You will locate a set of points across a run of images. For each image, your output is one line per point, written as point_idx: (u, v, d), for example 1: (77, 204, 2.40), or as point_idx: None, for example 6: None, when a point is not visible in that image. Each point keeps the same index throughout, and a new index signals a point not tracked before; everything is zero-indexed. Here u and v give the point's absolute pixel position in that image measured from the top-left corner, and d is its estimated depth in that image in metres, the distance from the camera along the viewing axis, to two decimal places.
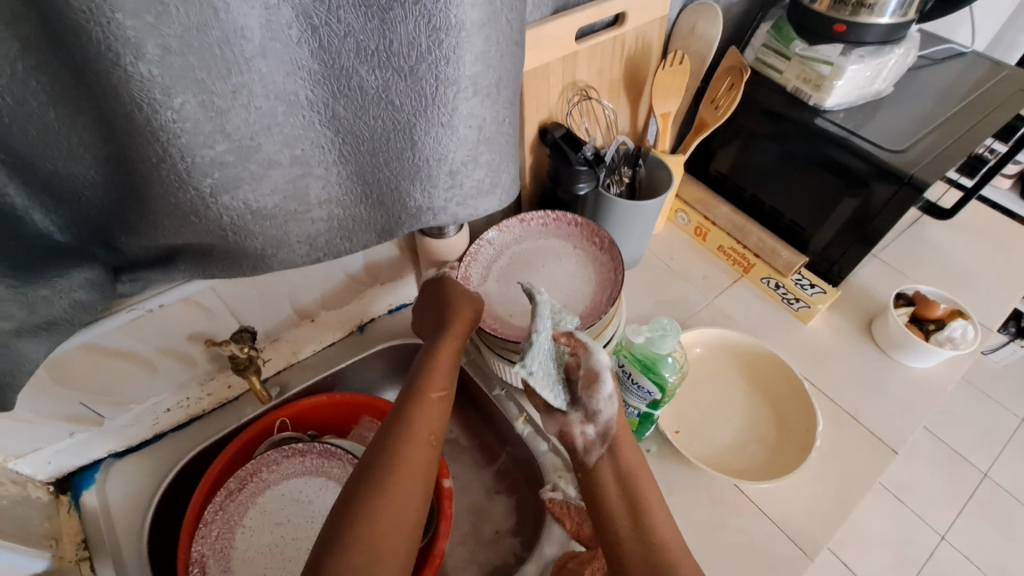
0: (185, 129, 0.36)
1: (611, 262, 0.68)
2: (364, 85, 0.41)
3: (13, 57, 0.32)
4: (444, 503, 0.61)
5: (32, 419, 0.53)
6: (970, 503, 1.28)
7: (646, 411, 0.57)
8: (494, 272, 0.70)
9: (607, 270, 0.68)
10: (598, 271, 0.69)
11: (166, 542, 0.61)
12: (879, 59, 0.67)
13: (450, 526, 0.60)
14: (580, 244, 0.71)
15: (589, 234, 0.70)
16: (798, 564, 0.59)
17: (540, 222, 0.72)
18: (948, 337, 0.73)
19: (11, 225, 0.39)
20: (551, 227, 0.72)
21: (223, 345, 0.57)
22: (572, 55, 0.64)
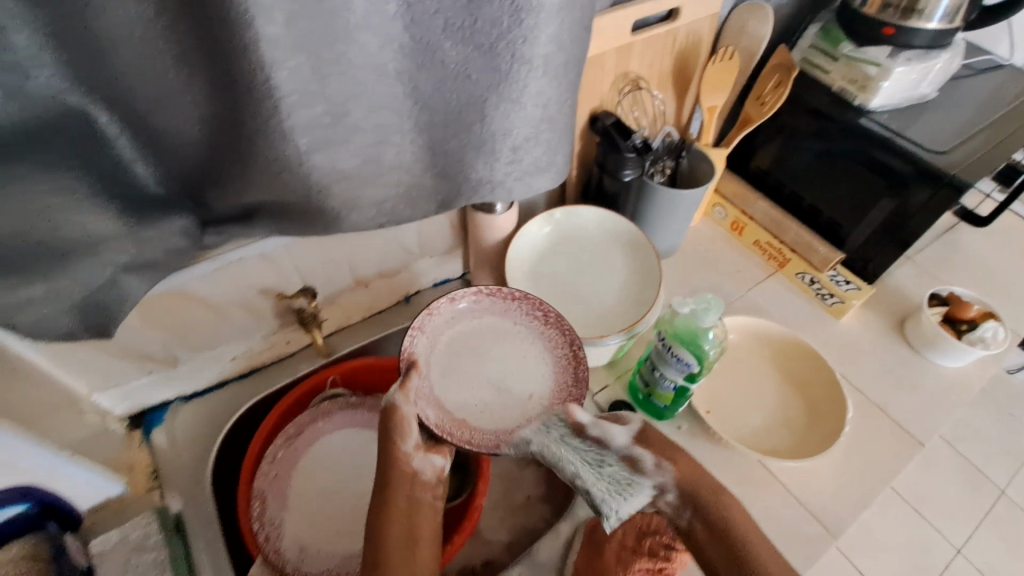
0: (293, 90, 0.40)
1: (564, 328, 0.61)
2: (445, 60, 0.45)
3: (147, 16, 0.36)
4: (483, 464, 0.65)
5: (118, 355, 0.58)
6: (986, 519, 1.25)
7: (683, 385, 0.61)
8: (436, 366, 0.60)
9: (561, 341, 0.61)
10: (550, 342, 0.62)
11: (225, 480, 0.67)
12: (927, 63, 0.69)
13: (488, 486, 0.64)
14: (523, 319, 0.63)
15: (532, 306, 0.63)
16: (821, 542, 0.62)
17: (473, 299, 0.63)
18: (980, 337, 0.75)
19: (118, 175, 0.43)
20: (486, 302, 0.63)
21: (293, 299, 0.64)
22: (627, 46, 0.67)
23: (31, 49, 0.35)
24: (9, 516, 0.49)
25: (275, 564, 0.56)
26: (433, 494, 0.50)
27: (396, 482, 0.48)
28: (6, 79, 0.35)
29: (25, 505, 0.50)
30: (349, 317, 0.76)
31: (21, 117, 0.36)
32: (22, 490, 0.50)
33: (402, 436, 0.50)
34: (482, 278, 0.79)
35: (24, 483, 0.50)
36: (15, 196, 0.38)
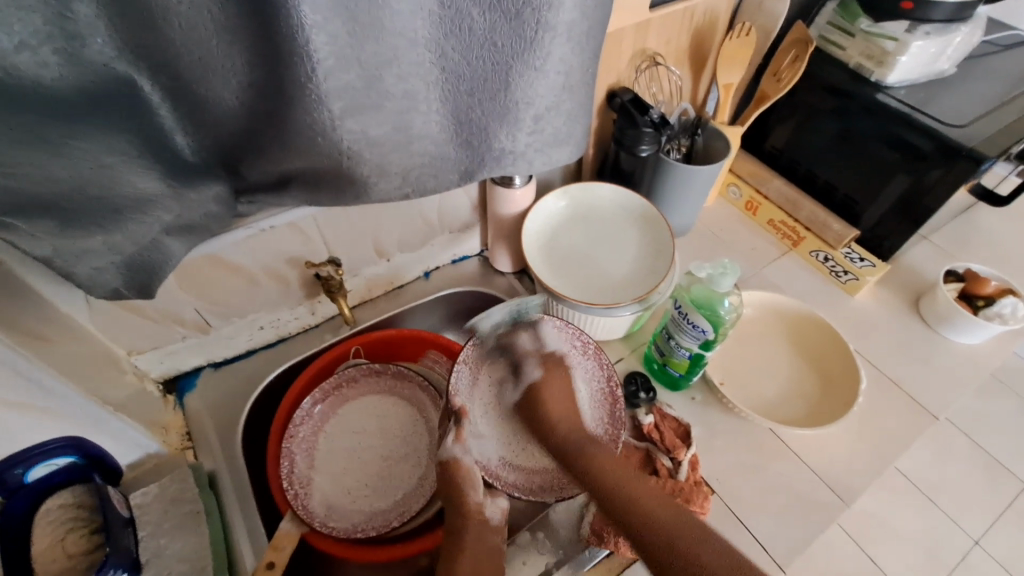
0: (331, 53, 0.42)
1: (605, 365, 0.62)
2: (473, 27, 0.47)
3: None
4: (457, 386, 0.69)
5: (155, 317, 0.61)
6: (1009, 512, 1.21)
7: (698, 352, 0.62)
8: (474, 403, 0.61)
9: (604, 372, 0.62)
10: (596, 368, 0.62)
11: (255, 442, 0.70)
12: (945, 36, 0.69)
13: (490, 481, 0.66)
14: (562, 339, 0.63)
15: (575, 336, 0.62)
16: (835, 507, 0.63)
17: (556, 328, 0.63)
18: (997, 312, 0.75)
19: (158, 143, 0.45)
20: (566, 332, 0.63)
21: (321, 267, 0.66)
22: (646, 22, 0.68)
23: (90, 17, 0.36)
24: (58, 466, 0.53)
25: (306, 518, 0.58)
26: (501, 534, 0.56)
27: (472, 531, 0.55)
28: (64, 44, 0.35)
29: (72, 457, 0.54)
30: (372, 290, 0.79)
31: (77, 82, 0.37)
32: (71, 440, 0.53)
33: (467, 484, 0.56)
34: (501, 253, 0.80)
35: (72, 434, 0.53)
36: (73, 151, 0.39)
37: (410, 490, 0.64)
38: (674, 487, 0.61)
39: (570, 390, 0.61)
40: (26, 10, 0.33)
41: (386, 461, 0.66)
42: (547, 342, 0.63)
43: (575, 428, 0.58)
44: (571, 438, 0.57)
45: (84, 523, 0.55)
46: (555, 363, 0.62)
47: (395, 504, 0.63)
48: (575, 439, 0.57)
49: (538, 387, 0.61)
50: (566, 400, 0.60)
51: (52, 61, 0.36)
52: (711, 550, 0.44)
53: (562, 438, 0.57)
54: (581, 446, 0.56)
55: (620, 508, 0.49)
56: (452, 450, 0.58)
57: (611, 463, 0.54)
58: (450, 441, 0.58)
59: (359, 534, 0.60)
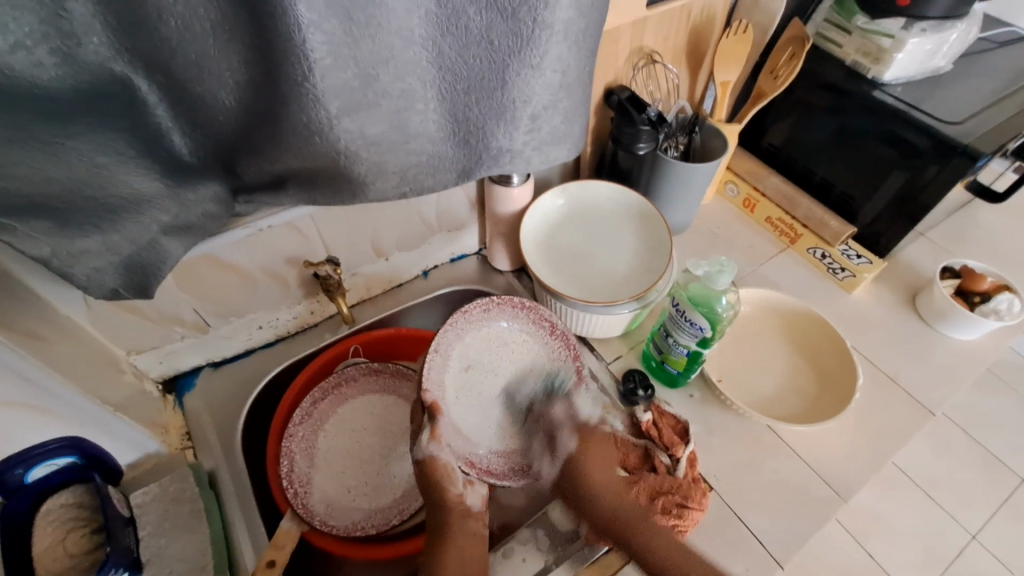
0: (327, 52, 0.42)
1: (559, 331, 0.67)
2: (469, 26, 0.47)
3: None
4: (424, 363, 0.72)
5: (153, 317, 0.61)
6: (1005, 507, 1.22)
7: (696, 349, 0.63)
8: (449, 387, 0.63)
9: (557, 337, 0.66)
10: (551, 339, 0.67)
11: (254, 442, 0.70)
12: (941, 33, 0.69)
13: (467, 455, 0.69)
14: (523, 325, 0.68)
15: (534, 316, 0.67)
16: (832, 503, 0.64)
17: (483, 309, 0.65)
18: (993, 308, 0.76)
19: (156, 143, 0.44)
20: (495, 310, 0.66)
21: (319, 266, 0.66)
22: (643, 20, 0.68)
23: (86, 17, 0.36)
24: (59, 465, 0.53)
25: (306, 516, 0.58)
26: (482, 522, 0.57)
27: (451, 523, 0.55)
28: (61, 44, 0.35)
29: (72, 457, 0.54)
30: (371, 289, 0.79)
31: (73, 81, 0.37)
32: (71, 440, 0.53)
33: (446, 478, 0.56)
34: (499, 252, 0.81)
35: (73, 434, 0.54)
36: (68, 152, 0.39)
37: (409, 488, 0.65)
38: (672, 485, 0.61)
39: (612, 456, 0.64)
40: (19, 8, 0.33)
41: (384, 459, 0.66)
42: (468, 332, 0.65)
43: (615, 498, 0.60)
44: (617, 516, 0.59)
45: (85, 522, 0.55)
46: (595, 440, 0.64)
47: (395, 502, 0.63)
48: (620, 518, 0.59)
49: (576, 458, 0.63)
50: (601, 459, 0.63)
51: (47, 61, 0.36)
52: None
53: (621, 503, 0.60)
54: (621, 531, 0.58)
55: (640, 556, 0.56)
56: (428, 449, 0.55)
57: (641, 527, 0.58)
58: (424, 441, 0.56)
59: (358, 532, 0.60)
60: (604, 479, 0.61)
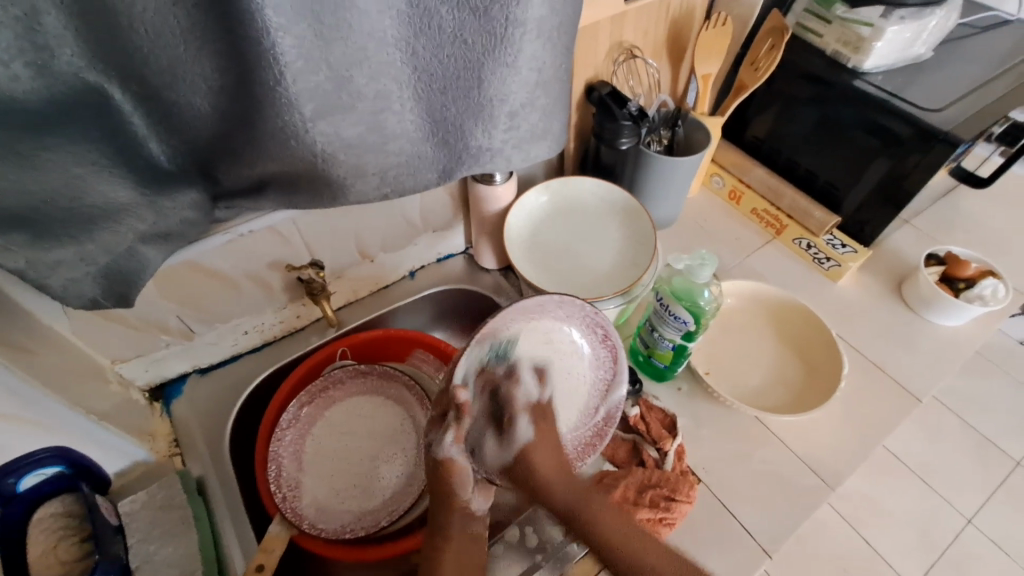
0: (299, 55, 0.42)
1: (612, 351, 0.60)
2: (442, 25, 0.47)
3: None
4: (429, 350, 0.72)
5: (137, 325, 0.61)
6: (1000, 491, 1.22)
7: (681, 343, 0.63)
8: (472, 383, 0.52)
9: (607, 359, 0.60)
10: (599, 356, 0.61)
11: (244, 447, 0.71)
12: (920, 21, 0.69)
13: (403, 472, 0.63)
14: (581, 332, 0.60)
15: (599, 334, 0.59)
16: (820, 492, 0.64)
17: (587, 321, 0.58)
18: (977, 295, 0.76)
19: (132, 151, 0.44)
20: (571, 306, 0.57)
21: (302, 270, 0.66)
22: (621, 15, 0.68)
23: (58, 28, 0.35)
24: (48, 475, 0.53)
25: (295, 521, 0.59)
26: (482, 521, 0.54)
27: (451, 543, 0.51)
28: (34, 56, 0.35)
29: (61, 466, 0.54)
30: (358, 291, 0.79)
31: (49, 94, 0.37)
32: (59, 450, 0.53)
33: (464, 487, 0.51)
34: (485, 250, 0.80)
35: (59, 444, 0.53)
36: (46, 163, 0.39)
37: (397, 489, 0.65)
38: (661, 478, 0.62)
39: (557, 436, 0.56)
40: None
41: (374, 461, 0.66)
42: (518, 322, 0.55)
43: (563, 467, 0.53)
44: (554, 478, 0.52)
45: (75, 531, 0.55)
46: (546, 425, 0.55)
47: (384, 504, 0.63)
48: (558, 489, 0.52)
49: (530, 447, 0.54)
50: (551, 441, 0.55)
51: (24, 74, 0.36)
52: (657, 555, 0.48)
53: (545, 492, 0.52)
54: (569, 492, 0.52)
55: (591, 539, 0.50)
56: (449, 451, 0.49)
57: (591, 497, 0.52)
58: (447, 442, 0.49)
59: (347, 534, 0.60)
60: (544, 462, 0.53)
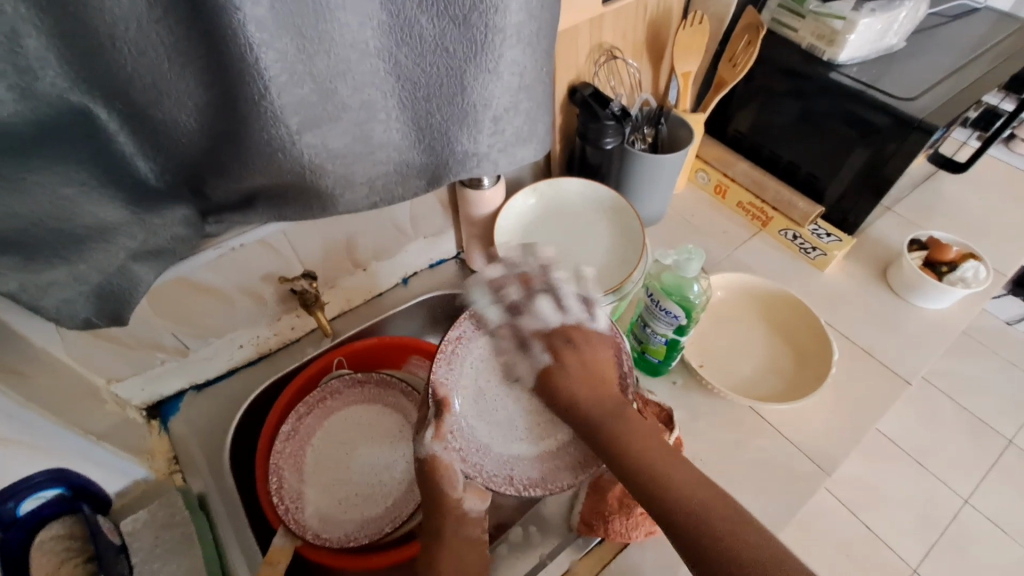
0: (282, 70, 0.42)
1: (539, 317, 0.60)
2: (423, 34, 0.48)
3: (139, 13, 0.37)
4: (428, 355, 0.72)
5: (131, 344, 0.61)
6: (995, 470, 1.24)
7: (673, 337, 0.64)
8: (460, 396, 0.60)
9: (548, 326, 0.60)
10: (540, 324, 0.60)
11: (244, 461, 0.71)
12: (890, 13, 0.71)
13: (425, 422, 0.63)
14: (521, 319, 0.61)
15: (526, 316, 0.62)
16: (816, 477, 0.65)
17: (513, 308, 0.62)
18: (960, 277, 0.78)
19: (120, 170, 0.44)
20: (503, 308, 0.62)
21: (295, 281, 0.67)
22: (600, 17, 0.69)
23: (40, 50, 0.36)
24: (47, 498, 0.53)
25: (299, 532, 0.59)
26: (477, 525, 0.57)
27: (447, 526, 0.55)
28: (17, 80, 0.36)
29: (60, 488, 0.54)
30: (352, 300, 0.80)
31: (32, 115, 0.38)
32: (55, 472, 0.53)
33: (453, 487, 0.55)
34: (476, 254, 0.81)
35: (55, 467, 0.53)
36: (31, 186, 0.39)
37: (399, 495, 0.65)
38: None
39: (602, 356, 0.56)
40: None
41: (374, 469, 0.66)
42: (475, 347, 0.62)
43: (601, 395, 0.53)
44: (585, 407, 0.52)
45: (77, 552, 0.54)
46: (584, 372, 0.54)
47: (387, 510, 0.64)
48: (599, 428, 0.50)
49: (551, 371, 0.56)
50: (583, 373, 0.54)
51: (5, 98, 0.36)
52: (694, 492, 0.45)
53: (579, 408, 0.52)
54: (604, 406, 0.52)
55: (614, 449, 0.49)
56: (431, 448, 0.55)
57: (625, 416, 0.51)
58: (428, 439, 0.55)
59: (351, 543, 0.60)
60: (569, 395, 0.54)
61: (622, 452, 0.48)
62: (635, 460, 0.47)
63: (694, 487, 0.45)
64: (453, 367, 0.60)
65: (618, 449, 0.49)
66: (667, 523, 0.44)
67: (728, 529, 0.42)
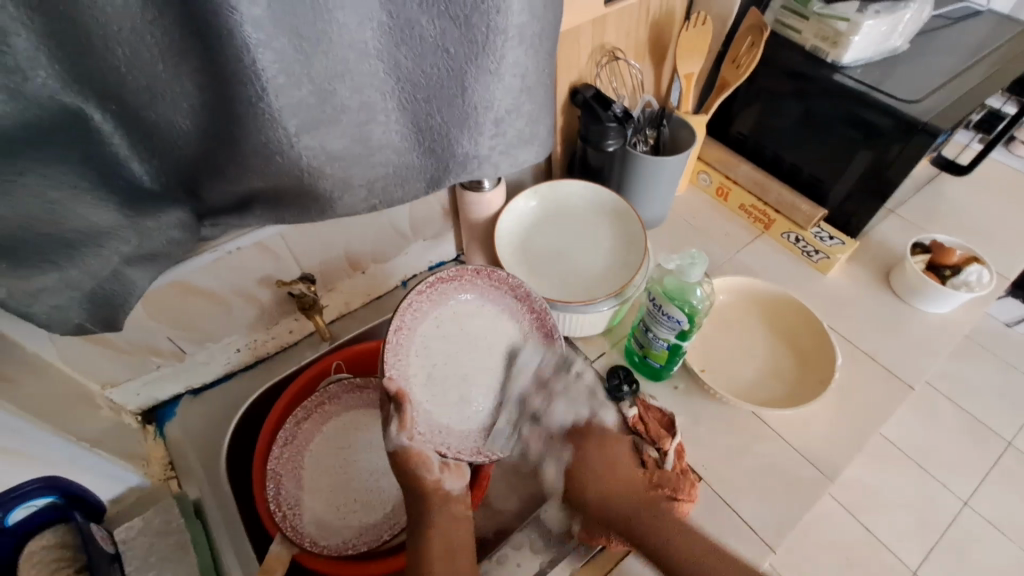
0: (279, 71, 0.41)
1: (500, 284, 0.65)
2: (424, 35, 0.47)
3: (133, 13, 0.36)
4: None
5: (125, 348, 0.60)
6: (994, 471, 1.24)
7: (675, 343, 0.63)
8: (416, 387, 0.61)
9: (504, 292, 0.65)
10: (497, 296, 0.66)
11: (241, 466, 0.70)
12: (895, 14, 0.70)
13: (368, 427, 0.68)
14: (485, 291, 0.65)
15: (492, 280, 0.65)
16: (819, 484, 0.64)
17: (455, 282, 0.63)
18: (964, 281, 0.77)
19: (114, 172, 0.44)
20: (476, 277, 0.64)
21: (292, 285, 0.65)
22: (602, 17, 0.68)
23: (29, 51, 0.35)
24: (37, 507, 0.52)
25: (296, 540, 0.58)
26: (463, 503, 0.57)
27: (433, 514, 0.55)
28: (6, 81, 0.35)
29: (51, 497, 0.53)
30: (350, 303, 0.79)
31: (21, 117, 0.37)
32: (46, 481, 0.53)
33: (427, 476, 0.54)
34: (476, 257, 0.80)
35: (47, 475, 0.53)
36: (22, 190, 0.39)
37: (398, 501, 0.64)
38: (663, 478, 0.61)
39: (614, 454, 0.62)
40: None
41: (373, 475, 0.66)
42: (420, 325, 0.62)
43: (621, 492, 0.59)
44: (613, 512, 0.58)
45: (69, 562, 0.54)
46: (595, 442, 0.64)
47: (386, 517, 0.63)
48: (609, 508, 0.59)
49: (574, 469, 0.63)
50: (603, 472, 0.61)
51: None
52: (677, 535, 0.55)
53: (611, 502, 0.59)
54: (630, 505, 0.58)
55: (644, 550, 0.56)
56: (399, 440, 0.52)
57: (648, 506, 0.58)
58: (394, 432, 0.52)
59: (349, 551, 0.60)
60: (597, 496, 0.60)
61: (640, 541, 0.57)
62: (647, 546, 0.56)
63: (697, 549, 0.54)
64: (401, 357, 0.60)
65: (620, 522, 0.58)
66: (656, 561, 0.55)
67: (717, 574, 0.52)
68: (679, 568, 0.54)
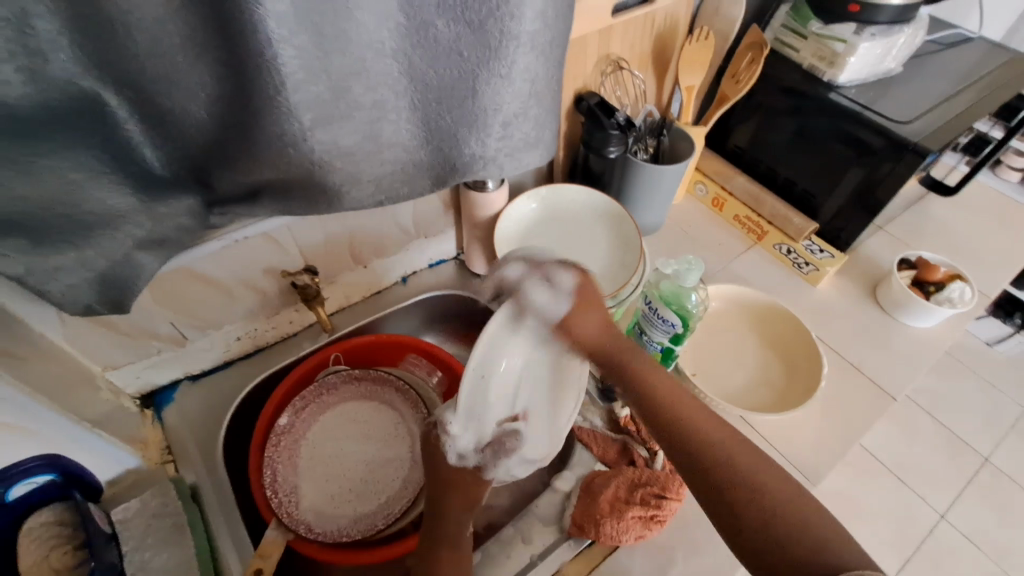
0: (298, 66, 0.42)
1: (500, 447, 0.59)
2: (439, 37, 0.48)
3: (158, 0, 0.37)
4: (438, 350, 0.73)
5: (127, 331, 0.61)
6: (970, 486, 1.27)
7: (668, 346, 0.65)
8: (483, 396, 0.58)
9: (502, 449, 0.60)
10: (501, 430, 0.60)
11: (237, 454, 0.71)
12: (890, 37, 0.73)
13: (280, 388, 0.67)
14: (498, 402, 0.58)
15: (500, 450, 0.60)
16: (802, 489, 0.66)
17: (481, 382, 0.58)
18: (947, 297, 0.80)
19: (127, 158, 0.44)
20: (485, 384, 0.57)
21: (296, 276, 0.67)
22: (608, 28, 0.71)
23: (51, 33, 0.35)
24: (37, 484, 0.54)
25: (291, 525, 0.59)
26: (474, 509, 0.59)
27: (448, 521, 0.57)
28: (28, 62, 0.35)
29: (50, 475, 0.54)
30: (350, 297, 0.80)
31: (43, 99, 0.37)
32: (47, 459, 0.54)
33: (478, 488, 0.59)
34: (476, 256, 0.82)
35: (48, 453, 0.54)
36: (41, 169, 0.39)
37: (393, 491, 0.65)
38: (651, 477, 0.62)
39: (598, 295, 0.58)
40: None
41: (369, 465, 0.67)
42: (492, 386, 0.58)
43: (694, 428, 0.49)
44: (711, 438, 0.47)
45: (68, 539, 0.55)
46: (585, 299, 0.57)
47: (381, 506, 0.64)
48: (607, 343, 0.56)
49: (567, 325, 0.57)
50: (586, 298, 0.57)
51: (15, 79, 0.35)
52: (768, 468, 0.45)
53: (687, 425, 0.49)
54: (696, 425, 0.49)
55: (684, 452, 0.48)
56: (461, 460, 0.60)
57: (646, 369, 0.54)
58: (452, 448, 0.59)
59: (344, 538, 0.61)
60: (598, 329, 0.57)
61: (672, 419, 0.50)
62: (728, 474, 0.45)
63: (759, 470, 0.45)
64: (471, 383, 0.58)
65: (695, 457, 0.47)
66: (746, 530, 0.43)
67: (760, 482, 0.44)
68: (747, 474, 0.45)
